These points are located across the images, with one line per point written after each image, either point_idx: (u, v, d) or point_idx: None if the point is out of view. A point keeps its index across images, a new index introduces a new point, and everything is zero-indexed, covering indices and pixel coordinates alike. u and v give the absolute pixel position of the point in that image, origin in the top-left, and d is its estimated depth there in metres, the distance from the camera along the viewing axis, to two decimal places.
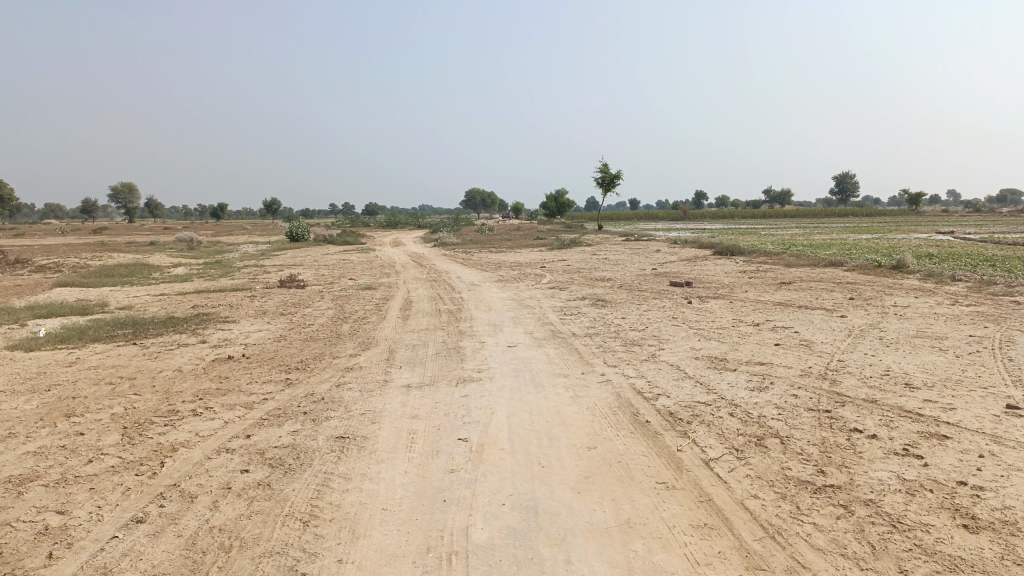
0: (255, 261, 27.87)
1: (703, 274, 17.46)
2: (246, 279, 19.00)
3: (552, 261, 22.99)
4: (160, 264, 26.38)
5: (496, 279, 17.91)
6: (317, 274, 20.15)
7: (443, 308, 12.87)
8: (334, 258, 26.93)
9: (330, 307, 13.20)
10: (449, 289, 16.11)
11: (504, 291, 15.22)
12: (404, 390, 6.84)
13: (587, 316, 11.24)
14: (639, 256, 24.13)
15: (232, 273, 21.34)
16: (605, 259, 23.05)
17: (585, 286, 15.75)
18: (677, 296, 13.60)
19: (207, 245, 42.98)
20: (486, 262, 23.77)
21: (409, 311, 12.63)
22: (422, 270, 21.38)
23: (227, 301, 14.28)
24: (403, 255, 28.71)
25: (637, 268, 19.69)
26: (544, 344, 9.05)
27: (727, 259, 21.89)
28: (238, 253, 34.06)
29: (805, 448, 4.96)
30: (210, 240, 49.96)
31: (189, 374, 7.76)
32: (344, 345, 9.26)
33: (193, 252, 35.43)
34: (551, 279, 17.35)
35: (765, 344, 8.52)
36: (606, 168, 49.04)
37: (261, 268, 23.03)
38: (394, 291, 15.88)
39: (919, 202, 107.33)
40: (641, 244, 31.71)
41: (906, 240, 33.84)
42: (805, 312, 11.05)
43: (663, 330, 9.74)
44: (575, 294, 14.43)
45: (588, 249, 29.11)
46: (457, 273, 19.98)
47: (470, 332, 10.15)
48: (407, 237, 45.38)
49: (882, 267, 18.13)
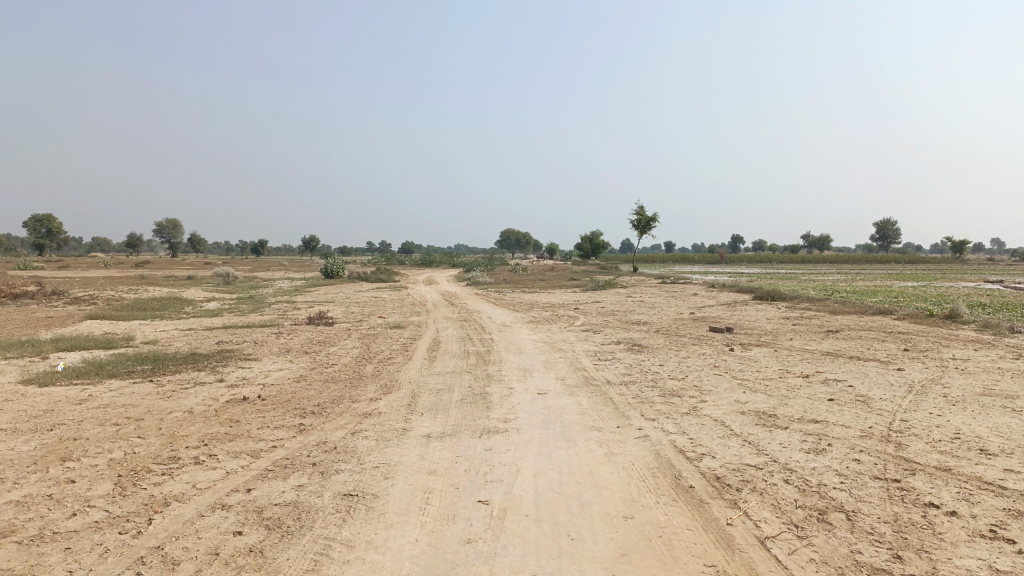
0: (288, 296, 27.76)
1: (744, 320, 16.73)
2: (275, 315, 18.72)
3: (587, 303, 22.41)
4: (193, 298, 26.36)
5: (528, 320, 17.37)
6: (346, 311, 19.80)
7: (472, 350, 12.36)
8: (366, 295, 26.67)
9: (355, 346, 12.77)
10: (479, 330, 15.60)
11: (535, 334, 14.67)
12: (423, 440, 6.31)
13: (623, 363, 10.63)
14: (676, 300, 23.45)
15: (261, 309, 21.11)
16: (642, 302, 22.41)
17: (621, 329, 15.13)
18: (718, 342, 12.92)
19: (242, 280, 43.18)
20: (518, 303, 23.28)
21: (437, 352, 12.14)
22: (453, 309, 20.92)
23: (252, 337, 13.94)
24: (435, 294, 28.36)
25: (675, 312, 19.01)
26: (576, 392, 8.46)
27: (768, 305, 21.10)
28: (272, 289, 34.05)
29: (875, 527, 4.31)
30: (247, 275, 50.34)
31: (198, 415, 7.33)
32: (365, 388, 8.77)
33: (228, 287, 35.56)
34: (586, 322, 16.77)
35: (817, 400, 7.83)
36: (643, 210, 48.54)
37: (291, 304, 22.80)
38: (423, 331, 15.43)
39: (964, 250, 104.73)
40: (678, 288, 31.00)
41: (955, 289, 32.58)
42: (857, 364, 10.32)
43: (704, 380, 9.09)
44: (611, 338, 13.83)
45: (624, 292, 28.46)
46: (488, 313, 19.50)
47: (499, 377, 9.61)
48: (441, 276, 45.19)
49: (934, 317, 17.22)
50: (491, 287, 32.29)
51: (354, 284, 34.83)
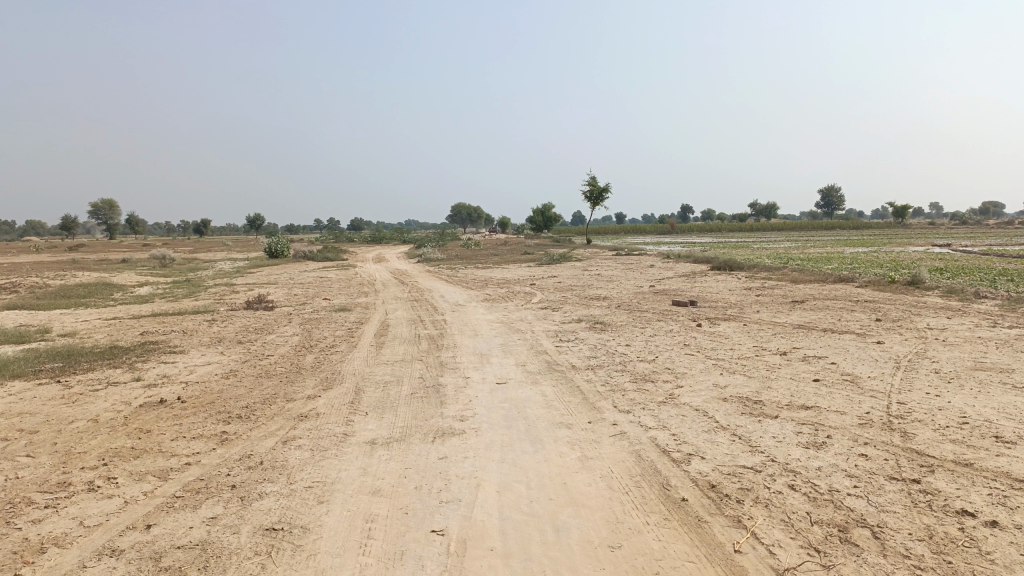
0: (228, 279, 26.37)
1: (706, 292, 16.13)
2: (211, 300, 17.50)
3: (542, 278, 21.62)
4: (125, 284, 24.77)
5: (483, 298, 16.50)
6: (289, 294, 18.66)
7: (423, 334, 11.46)
8: (312, 276, 25.45)
9: (296, 333, 11.75)
10: (430, 310, 14.67)
11: (490, 313, 13.82)
12: (365, 448, 5.43)
13: (587, 343, 9.86)
14: (634, 273, 22.79)
15: (197, 293, 19.79)
16: (599, 275, 21.72)
17: (580, 306, 14.38)
18: (683, 317, 12.26)
19: (182, 262, 41.28)
20: (472, 279, 22.37)
21: (385, 337, 11.20)
22: (403, 288, 19.92)
23: (181, 327, 12.78)
24: (385, 272, 27.24)
25: (634, 285, 18.36)
26: (539, 381, 7.65)
27: (728, 275, 20.61)
28: (212, 271, 32.49)
29: (910, 546, 3.58)
30: (188, 257, 48.33)
31: (103, 426, 6.32)
32: (303, 383, 7.83)
33: (167, 270, 33.78)
34: (543, 298, 15.98)
35: (803, 381, 7.15)
36: (594, 181, 47.91)
37: (231, 287, 21.49)
38: (371, 313, 14.45)
39: (906, 215, 107.08)
40: (634, 259, 30.47)
41: (903, 254, 32.98)
42: (833, 337, 9.73)
43: (677, 361, 8.36)
44: (571, 316, 13.06)
45: (579, 265, 27.78)
46: (440, 291, 18.58)
47: (453, 365, 8.74)
48: (391, 253, 43.97)
49: (897, 284, 16.87)
50: (442, 264, 31.28)
51: (299, 264, 33.45)
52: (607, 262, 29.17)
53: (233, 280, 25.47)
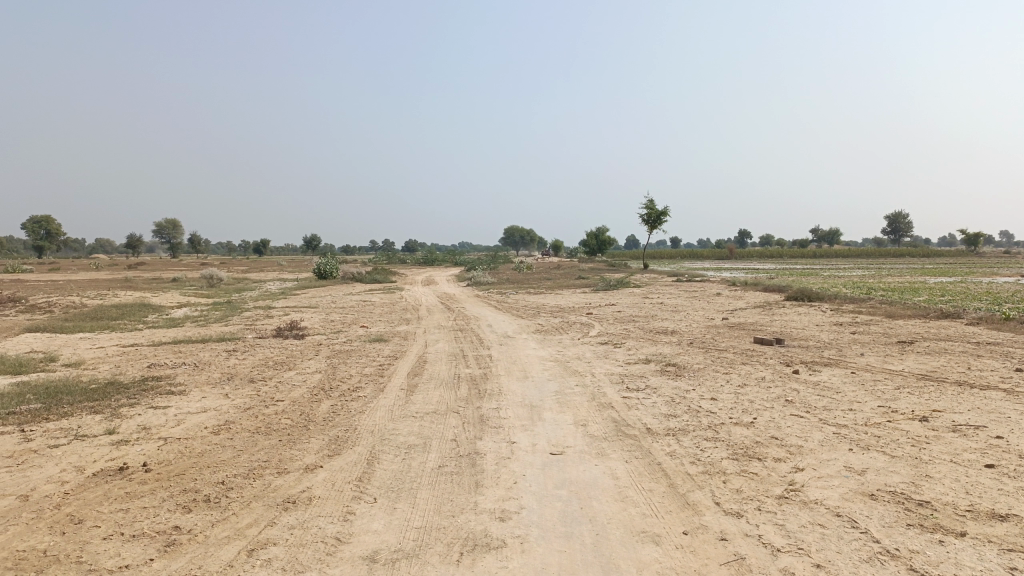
0: (269, 301, 25.22)
1: (790, 327, 14.07)
2: (240, 325, 16.13)
3: (600, 307, 19.81)
4: (163, 305, 23.73)
5: (534, 330, 14.74)
6: (325, 320, 17.19)
7: (465, 374, 9.74)
8: (355, 300, 24.10)
9: (321, 370, 10.17)
10: (475, 344, 12.96)
11: (542, 349, 12.06)
12: (358, 571, 3.70)
13: (663, 394, 8.00)
14: (700, 302, 20.85)
15: (229, 317, 18.50)
16: (663, 305, 19.81)
17: (647, 342, 12.52)
18: (772, 360, 10.33)
19: (229, 282, 40.58)
20: (523, 307, 20.67)
21: (419, 378, 9.53)
22: (449, 316, 18.29)
23: (195, 358, 11.32)
24: (432, 296, 25.80)
25: (704, 317, 16.37)
26: (605, 451, 5.84)
27: (808, 307, 18.44)
28: (257, 292, 31.50)
29: None
30: (237, 277, 47.81)
31: (27, 508, 4.73)
32: (305, 445, 6.16)
33: (213, 291, 32.92)
34: (603, 332, 14.15)
35: (972, 468, 5.23)
36: (653, 203, 46.00)
37: (267, 311, 20.21)
38: (409, 346, 12.84)
39: (981, 243, 101.64)
40: (698, 287, 28.48)
41: (993, 284, 30.13)
42: (977, 395, 7.68)
43: (784, 427, 6.45)
44: (637, 355, 11.20)
45: (639, 292, 25.91)
46: (489, 320, 16.88)
47: (495, 421, 7.00)
48: (441, 275, 42.71)
49: (1014, 322, 14.52)
50: (492, 288, 29.67)
51: (346, 286, 32.28)
52: (668, 290, 27.09)
53: (273, 303, 24.21)
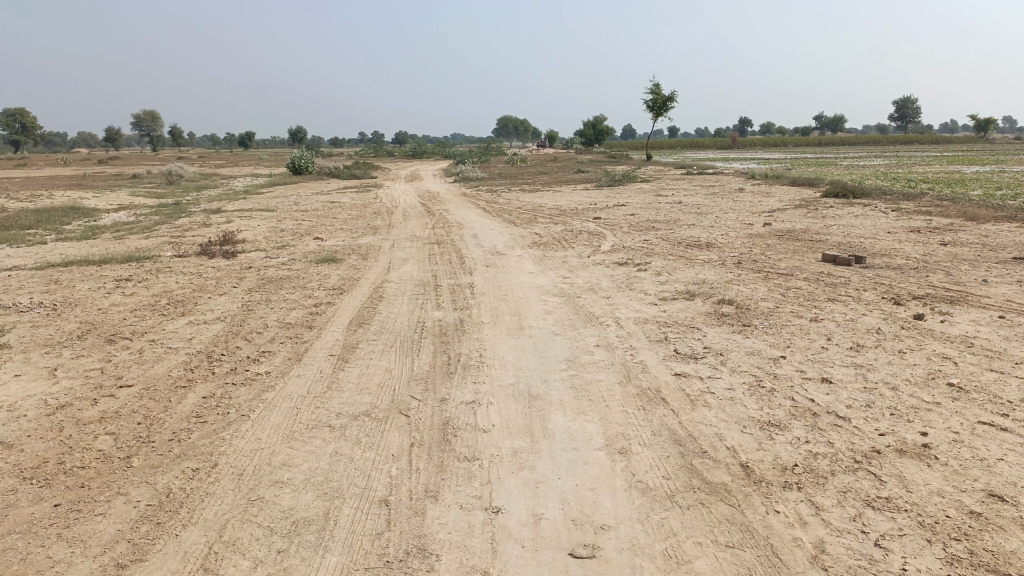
0: (225, 203, 21.85)
1: (858, 238, 10.99)
2: (165, 239, 12.91)
3: (610, 209, 16.62)
4: (97, 208, 20.38)
5: (531, 243, 11.61)
6: (274, 229, 13.99)
7: (432, 324, 6.69)
8: (323, 201, 20.75)
9: (228, 316, 7.10)
10: (453, 266, 9.85)
11: (541, 276, 8.97)
12: None
13: (740, 370, 4.98)
14: (726, 201, 17.66)
15: (161, 226, 15.25)
16: (685, 206, 16.63)
17: (680, 263, 9.43)
18: (870, 294, 7.30)
19: (194, 180, 36.89)
20: (517, 209, 17.47)
21: (363, 330, 6.48)
22: (427, 223, 15.08)
23: (62, 295, 8.19)
24: (413, 197, 22.49)
25: (741, 223, 13.23)
26: (680, 550, 2.87)
27: (861, 206, 15.28)
28: (218, 191, 27.98)
29: None
30: (204, 173, 43.95)
31: None
32: (92, 525, 3.19)
33: (169, 190, 29.28)
34: (619, 246, 11.04)
35: None
36: (658, 87, 41.80)
37: (212, 216, 16.91)
38: (365, 269, 9.76)
39: (994, 129, 97.19)
40: (716, 181, 25.18)
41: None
42: None
43: (998, 471, 3.48)
44: (673, 285, 8.15)
45: (650, 188, 22.64)
46: (474, 229, 13.73)
47: (466, 441, 4.01)
48: (427, 170, 39.07)
49: None
50: (481, 185, 26.29)
51: (319, 183, 28.85)
52: (681, 185, 23.80)
53: (227, 205, 20.85)
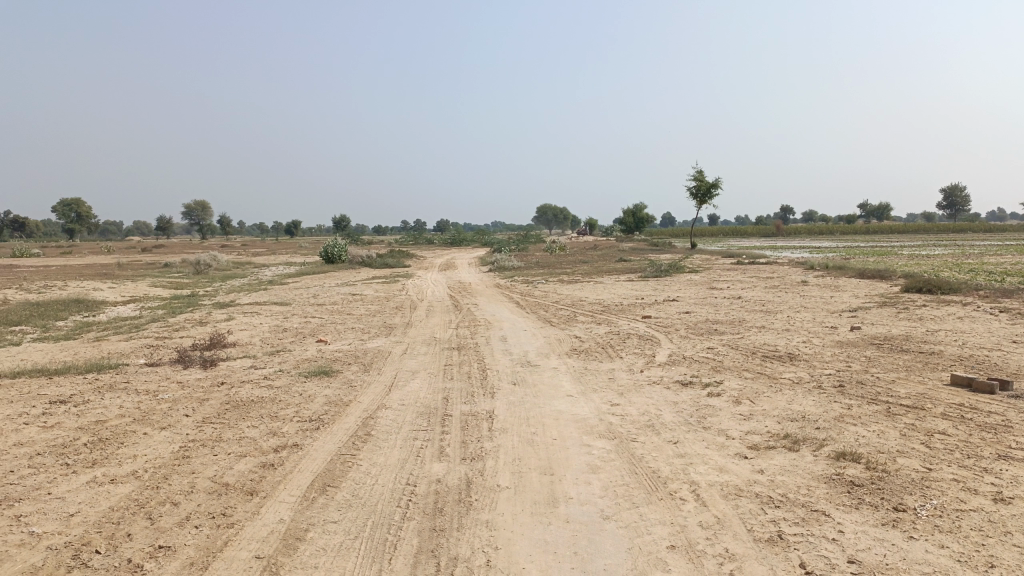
0: (243, 294, 20.33)
1: (980, 351, 8.77)
2: (146, 341, 11.15)
3: (661, 305, 14.59)
4: (103, 301, 18.94)
5: (570, 351, 9.61)
6: (275, 328, 12.21)
7: (423, 490, 4.65)
8: (344, 294, 19.08)
9: (148, 470, 5.14)
10: (472, 384, 7.85)
11: (583, 401, 6.93)
12: None
13: None
14: (792, 296, 15.52)
15: (153, 322, 13.57)
16: (748, 302, 14.54)
17: (764, 386, 7.29)
18: None
19: (223, 268, 35.86)
20: (555, 304, 15.54)
21: (324, 503, 4.46)
22: (451, 322, 13.20)
23: None
24: (442, 288, 20.76)
25: (821, 325, 11.08)
26: None
27: (958, 305, 13.04)
28: (241, 281, 26.70)
29: None
30: (237, 261, 43.17)
31: None
32: None
33: (193, 280, 28.03)
34: (678, 356, 8.98)
35: None
36: (701, 174, 40.37)
37: (216, 311, 15.24)
38: (362, 387, 7.81)
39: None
40: (772, 273, 23.10)
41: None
42: None
43: None
44: (762, 422, 6.03)
45: (702, 280, 20.62)
46: (502, 330, 11.78)
47: None
48: (463, 259, 37.67)
49: None
50: (516, 276, 24.51)
51: (346, 273, 27.35)
52: (735, 277, 21.74)
53: (241, 298, 19.25)
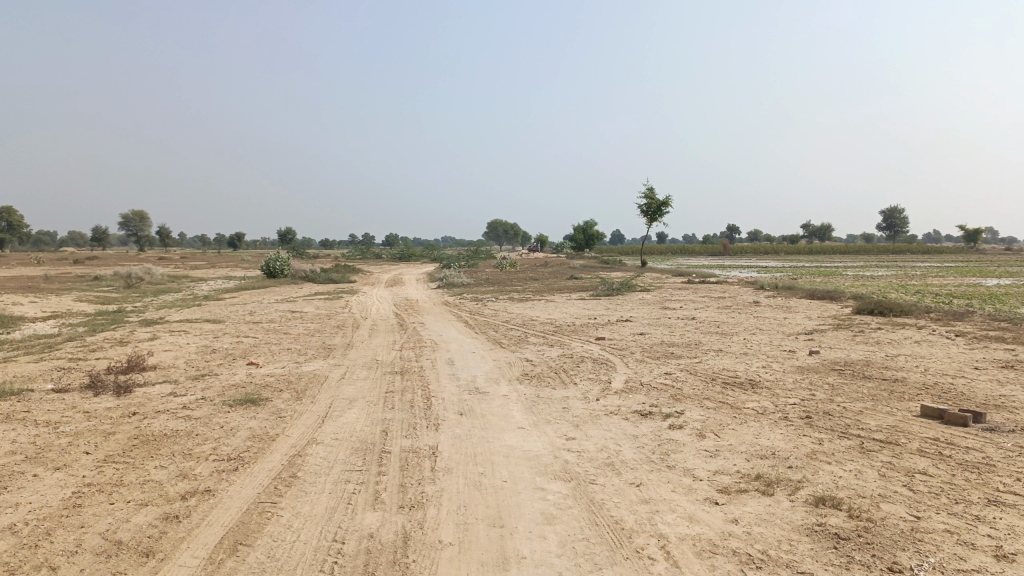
0: (176, 310, 19.24)
1: (943, 378, 8.49)
2: (59, 363, 10.19)
3: (614, 326, 14.16)
4: (22, 316, 17.66)
5: (521, 376, 9.03)
6: (205, 349, 11.36)
7: (352, 548, 4.00)
8: (285, 311, 18.19)
9: (27, 524, 4.36)
10: (415, 415, 7.20)
11: (535, 435, 6.35)
12: None
13: None
14: (746, 318, 15.27)
15: (71, 341, 12.54)
16: (702, 324, 14.21)
17: (727, 418, 6.82)
18: None
19: (159, 282, 34.33)
20: (505, 324, 14.98)
21: (232, 567, 3.76)
22: (395, 343, 12.52)
23: None
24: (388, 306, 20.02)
25: (779, 349, 10.74)
26: None
27: (912, 328, 12.91)
28: (177, 296, 25.45)
29: None
30: (175, 274, 41.54)
31: None
32: None
33: (125, 294, 26.65)
34: (635, 383, 8.48)
35: None
36: (652, 193, 40.48)
37: (143, 329, 14.24)
38: (293, 417, 7.08)
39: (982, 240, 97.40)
40: (724, 292, 22.98)
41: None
42: None
43: None
44: (729, 460, 5.53)
45: (655, 300, 20.35)
46: (450, 352, 11.15)
47: None
48: (411, 275, 36.88)
49: None
50: (465, 293, 23.90)
51: (289, 289, 26.33)
52: (687, 297, 21.54)
53: (173, 314, 18.18)
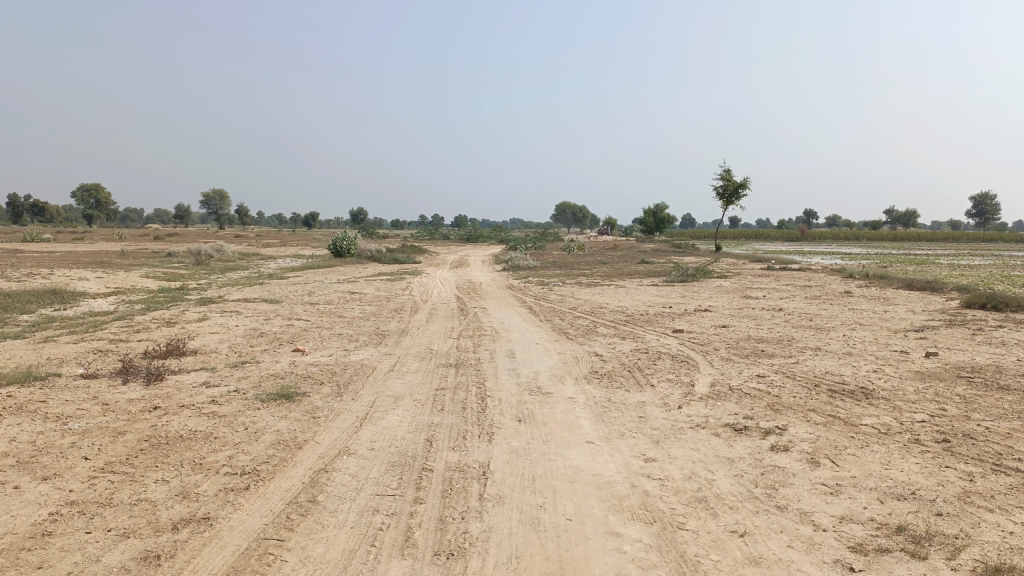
0: (235, 289, 18.77)
1: None
2: (97, 344, 9.58)
3: (693, 316, 12.89)
4: (84, 292, 17.43)
5: (590, 375, 7.93)
6: (251, 333, 10.63)
7: None
8: (343, 292, 17.48)
9: None
10: (466, 420, 6.19)
11: (607, 454, 5.26)
12: None
13: None
14: (841, 310, 13.76)
15: (120, 320, 12.02)
16: (791, 316, 12.80)
17: (842, 439, 5.58)
18: None
19: (227, 259, 34.37)
20: (573, 311, 13.86)
21: None
22: (453, 330, 11.57)
23: None
24: (451, 288, 19.13)
25: (888, 349, 9.33)
26: None
27: None
28: (240, 275, 25.15)
29: None
30: (244, 251, 41.72)
31: None
32: None
33: (191, 271, 26.52)
34: (723, 388, 7.27)
35: None
36: (729, 174, 38.49)
37: (195, 308, 13.66)
38: (327, 419, 6.18)
39: None
40: (810, 281, 21.26)
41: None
42: None
43: None
44: (857, 503, 4.33)
45: (734, 287, 18.88)
46: (511, 343, 10.12)
47: None
48: (477, 256, 36.02)
49: None
50: (532, 277, 22.84)
51: (352, 269, 25.73)
52: (769, 284, 19.98)
53: (231, 293, 17.67)
